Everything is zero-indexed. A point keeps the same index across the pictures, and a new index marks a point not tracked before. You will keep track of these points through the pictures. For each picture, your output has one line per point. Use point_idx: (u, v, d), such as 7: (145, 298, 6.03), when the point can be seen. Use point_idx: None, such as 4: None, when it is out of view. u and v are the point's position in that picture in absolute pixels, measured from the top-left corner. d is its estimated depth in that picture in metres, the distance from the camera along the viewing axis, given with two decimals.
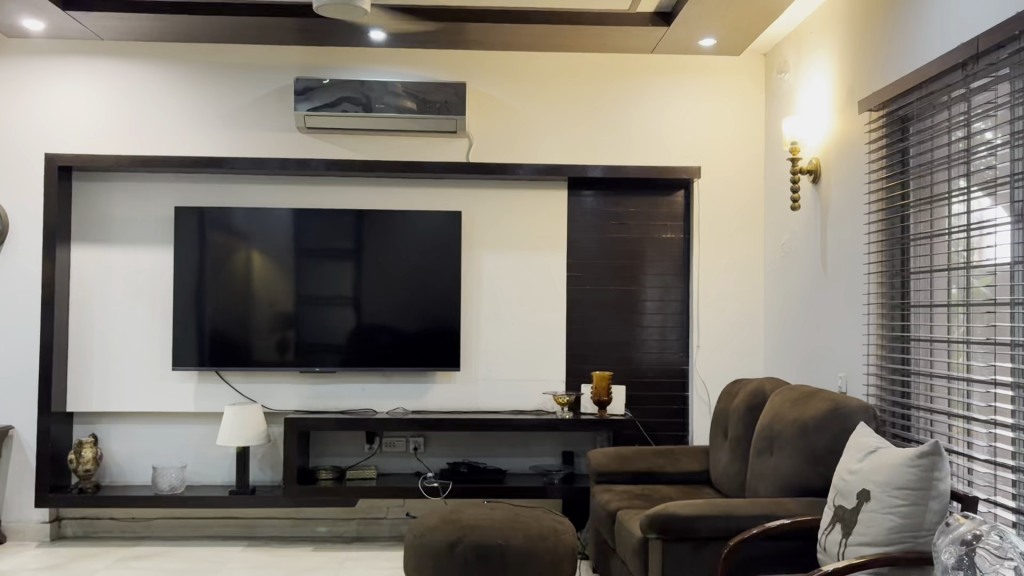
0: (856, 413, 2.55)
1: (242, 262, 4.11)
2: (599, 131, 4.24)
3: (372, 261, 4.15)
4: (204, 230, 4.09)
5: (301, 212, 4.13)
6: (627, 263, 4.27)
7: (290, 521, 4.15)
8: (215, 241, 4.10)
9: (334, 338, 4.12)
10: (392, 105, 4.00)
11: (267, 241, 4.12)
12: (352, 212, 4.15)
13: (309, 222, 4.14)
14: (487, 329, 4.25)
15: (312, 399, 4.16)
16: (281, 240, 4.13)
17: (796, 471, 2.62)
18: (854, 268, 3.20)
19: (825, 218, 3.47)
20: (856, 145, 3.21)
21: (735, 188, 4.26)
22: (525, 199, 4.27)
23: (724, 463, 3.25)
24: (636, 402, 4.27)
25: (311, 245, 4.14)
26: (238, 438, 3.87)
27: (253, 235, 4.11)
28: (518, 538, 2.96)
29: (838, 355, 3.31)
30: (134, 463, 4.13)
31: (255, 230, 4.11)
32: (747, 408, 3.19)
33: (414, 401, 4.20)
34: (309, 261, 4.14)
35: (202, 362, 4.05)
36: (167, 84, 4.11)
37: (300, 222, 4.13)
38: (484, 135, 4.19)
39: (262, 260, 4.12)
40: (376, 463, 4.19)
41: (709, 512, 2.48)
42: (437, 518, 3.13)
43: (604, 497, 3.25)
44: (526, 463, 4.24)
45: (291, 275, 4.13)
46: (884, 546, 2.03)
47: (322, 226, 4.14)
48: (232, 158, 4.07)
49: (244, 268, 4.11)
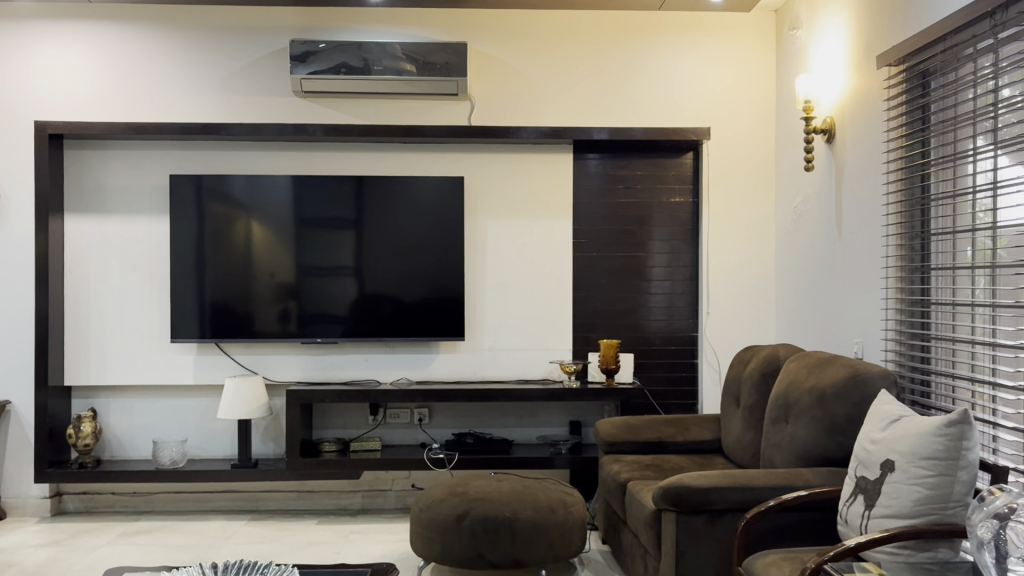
0: (877, 378, 2.46)
1: (242, 232, 4.01)
2: (605, 93, 4.11)
3: (375, 229, 4.04)
4: (203, 199, 3.99)
5: (301, 180, 4.02)
6: (635, 228, 4.17)
7: (293, 494, 4.09)
8: (214, 211, 3.99)
9: (336, 308, 4.03)
10: (392, 69, 3.88)
11: (267, 210, 4.02)
12: (352, 179, 4.04)
13: (310, 190, 4.03)
14: (491, 297, 4.16)
15: (314, 370, 4.08)
16: (282, 209, 4.02)
17: (814, 440, 2.54)
18: (871, 230, 3.09)
19: (840, 179, 3.36)
20: (873, 99, 3.09)
21: (745, 149, 4.14)
22: (529, 163, 4.15)
23: (737, 432, 3.16)
24: (645, 370, 4.18)
25: (311, 214, 4.03)
26: (239, 412, 3.80)
27: (253, 204, 4.01)
28: (527, 510, 2.90)
29: (854, 321, 3.22)
30: (134, 437, 4.06)
31: (255, 199, 4.01)
32: (761, 375, 3.11)
33: (418, 371, 4.12)
34: (309, 230, 4.03)
35: (204, 334, 3.96)
36: (158, 47, 3.99)
37: (300, 190, 4.02)
38: (487, 98, 4.08)
39: (262, 230, 4.02)
40: (380, 434, 4.12)
41: (725, 484, 2.40)
42: (443, 491, 3.05)
43: (614, 468, 3.17)
44: (533, 433, 4.17)
45: (292, 245, 4.03)
46: (910, 518, 1.94)
47: (323, 194, 4.03)
48: (230, 125, 3.94)
49: (244, 238, 4.01)
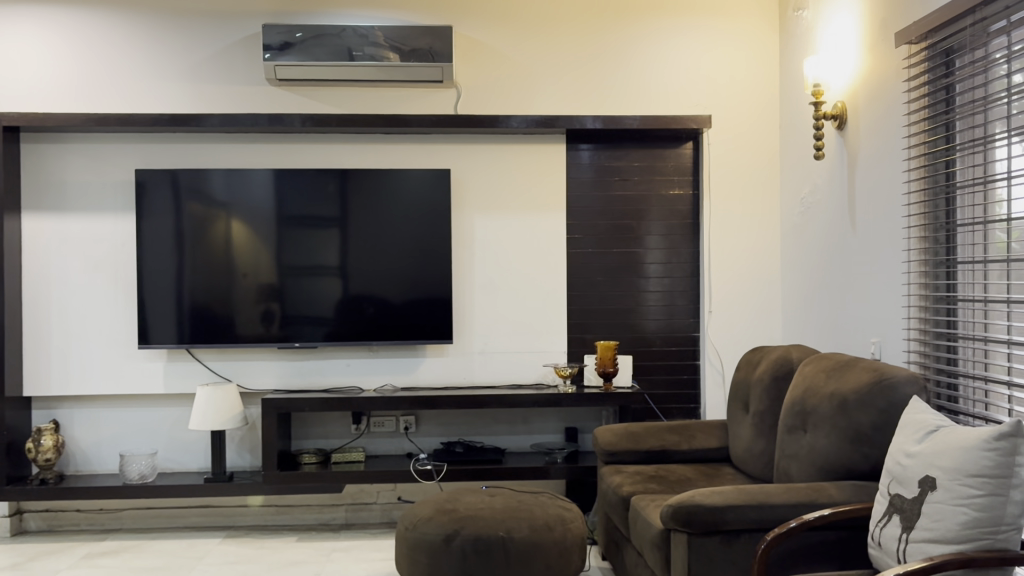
0: (905, 384, 2.24)
1: (222, 232, 3.76)
2: (599, 79, 3.88)
3: (362, 227, 3.80)
4: (177, 194, 3.73)
5: (283, 175, 3.77)
6: (631, 222, 3.93)
7: (273, 509, 3.85)
8: (192, 209, 3.74)
9: (317, 310, 3.79)
10: (375, 57, 3.63)
11: (247, 207, 3.77)
12: (336, 175, 3.79)
13: (291, 186, 3.78)
14: (481, 297, 3.92)
15: (293, 377, 3.83)
16: (266, 206, 3.77)
17: (836, 452, 2.32)
18: (890, 222, 2.86)
19: (853, 168, 3.14)
20: (890, 81, 2.87)
21: (749, 138, 3.92)
22: (519, 155, 3.92)
23: (746, 440, 2.94)
24: (644, 373, 3.95)
25: (294, 212, 3.78)
26: (212, 421, 3.56)
27: (233, 203, 3.76)
28: (522, 529, 2.67)
29: (870, 319, 3.00)
30: (100, 451, 3.80)
31: (236, 196, 3.76)
32: (772, 379, 2.88)
33: (403, 377, 3.88)
34: (293, 229, 3.79)
35: (182, 339, 3.72)
36: (122, 34, 3.73)
37: (282, 185, 3.78)
38: (475, 86, 3.85)
39: (243, 230, 3.77)
40: (363, 444, 3.88)
41: (741, 502, 2.17)
42: (430, 509, 2.82)
43: (615, 480, 2.95)
44: (526, 441, 3.94)
45: (274, 245, 3.78)
46: (956, 544, 1.72)
47: (305, 190, 3.79)
48: (205, 114, 3.68)
49: (224, 238, 3.76)
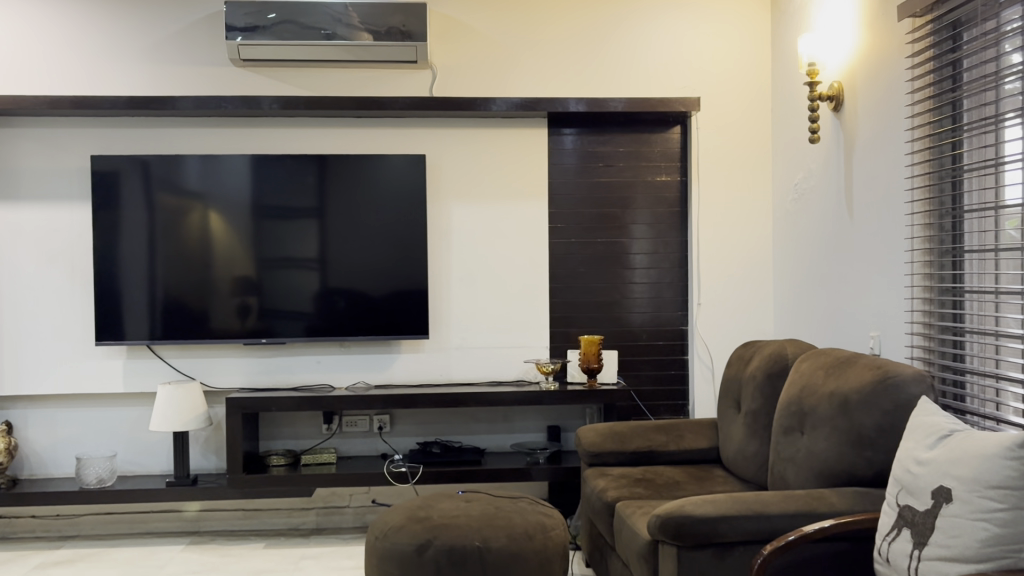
0: (912, 383, 2.07)
1: (196, 223, 3.55)
2: (583, 60, 3.70)
3: (339, 218, 3.60)
4: (147, 182, 3.52)
5: (260, 162, 3.57)
6: (617, 210, 3.75)
7: (240, 513, 3.67)
8: (163, 201, 3.53)
9: (291, 304, 3.59)
10: (347, 38, 3.43)
11: (224, 200, 3.56)
12: (314, 165, 3.59)
13: (265, 174, 3.58)
14: (459, 290, 3.73)
15: (260, 375, 3.64)
16: (240, 195, 3.57)
17: (837, 457, 2.15)
18: (891, 208, 2.69)
19: (851, 152, 2.96)
20: (892, 57, 2.69)
21: (742, 120, 3.74)
22: (499, 140, 3.72)
23: (738, 441, 2.77)
24: (630, 369, 3.78)
25: (269, 202, 3.58)
26: (174, 423, 3.36)
27: (210, 192, 3.55)
28: (500, 538, 2.49)
29: (869, 312, 2.83)
30: (57, 453, 3.60)
31: (210, 185, 3.55)
32: (766, 376, 2.71)
33: (377, 374, 3.69)
34: (269, 221, 3.58)
35: (153, 336, 3.52)
36: (75, 10, 3.51)
37: (259, 173, 3.57)
38: (452, 68, 3.65)
39: (220, 223, 3.56)
40: (336, 445, 3.69)
41: (735, 512, 2.00)
42: (402, 516, 2.63)
43: (599, 484, 2.77)
44: (507, 440, 3.76)
45: (250, 237, 3.58)
46: (975, 564, 1.55)
47: (281, 180, 3.58)
48: (177, 96, 3.47)
49: (199, 230, 3.55)
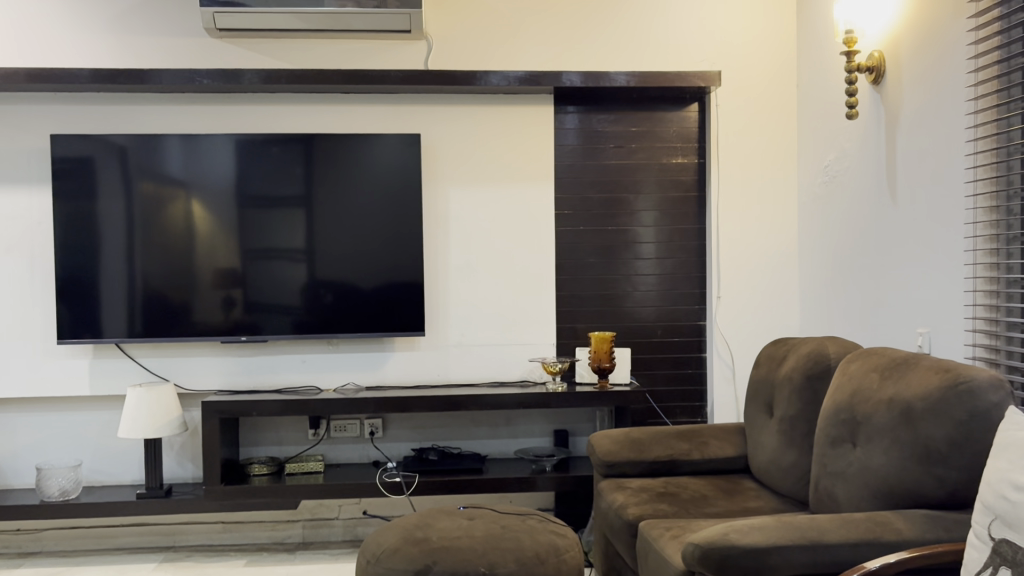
0: (989, 390, 1.77)
1: (180, 213, 3.24)
2: (592, 32, 3.40)
3: (332, 206, 3.29)
4: (122, 167, 3.21)
5: (245, 144, 3.26)
6: (629, 195, 3.46)
7: (220, 526, 3.36)
8: (142, 189, 3.21)
9: (275, 296, 3.28)
10: (334, 6, 3.06)
11: (202, 183, 3.24)
12: (303, 147, 3.28)
13: (252, 159, 3.26)
14: (457, 282, 3.43)
15: (241, 376, 3.34)
16: (221, 180, 3.25)
17: (901, 474, 1.86)
18: (945, 189, 2.40)
19: (893, 127, 2.68)
20: (945, 21, 2.40)
21: (766, 96, 3.46)
22: (502, 119, 3.41)
23: (771, 450, 2.49)
24: (643, 368, 3.48)
25: (256, 190, 3.26)
26: (144, 429, 3.04)
27: (189, 177, 3.23)
28: (509, 563, 2.19)
29: (917, 305, 2.55)
30: (17, 462, 3.28)
31: (192, 170, 3.24)
32: (805, 378, 2.42)
33: (368, 374, 3.39)
34: (254, 211, 3.27)
35: (129, 332, 3.20)
36: None
37: (244, 156, 3.26)
38: (449, 39, 3.35)
39: (201, 212, 3.24)
40: (323, 451, 3.39)
41: (789, 540, 1.71)
42: (397, 536, 2.33)
43: (617, 499, 2.47)
44: (509, 446, 3.47)
45: (232, 227, 3.26)
46: None
47: (267, 165, 3.27)
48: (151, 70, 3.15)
49: (182, 220, 3.24)
